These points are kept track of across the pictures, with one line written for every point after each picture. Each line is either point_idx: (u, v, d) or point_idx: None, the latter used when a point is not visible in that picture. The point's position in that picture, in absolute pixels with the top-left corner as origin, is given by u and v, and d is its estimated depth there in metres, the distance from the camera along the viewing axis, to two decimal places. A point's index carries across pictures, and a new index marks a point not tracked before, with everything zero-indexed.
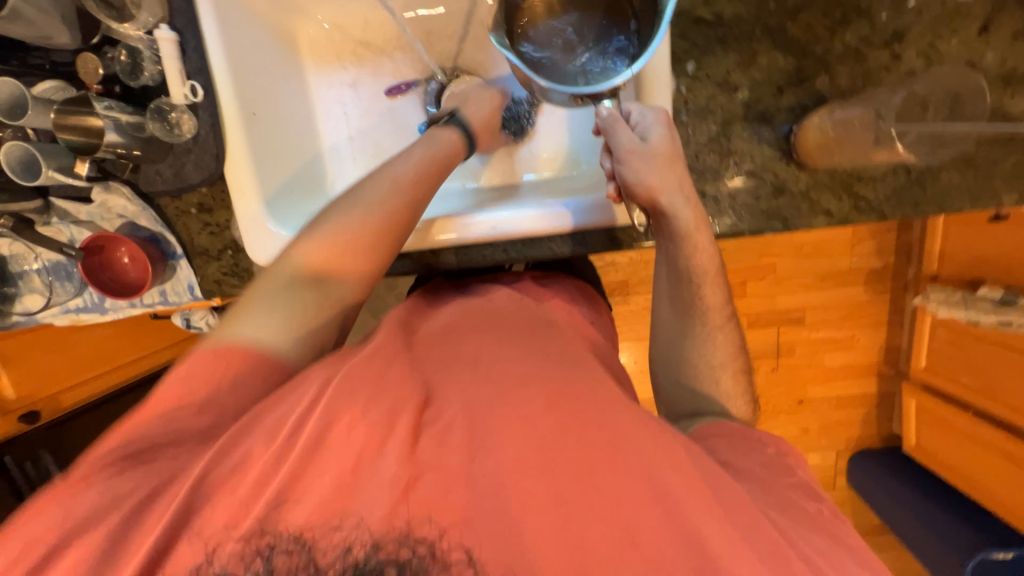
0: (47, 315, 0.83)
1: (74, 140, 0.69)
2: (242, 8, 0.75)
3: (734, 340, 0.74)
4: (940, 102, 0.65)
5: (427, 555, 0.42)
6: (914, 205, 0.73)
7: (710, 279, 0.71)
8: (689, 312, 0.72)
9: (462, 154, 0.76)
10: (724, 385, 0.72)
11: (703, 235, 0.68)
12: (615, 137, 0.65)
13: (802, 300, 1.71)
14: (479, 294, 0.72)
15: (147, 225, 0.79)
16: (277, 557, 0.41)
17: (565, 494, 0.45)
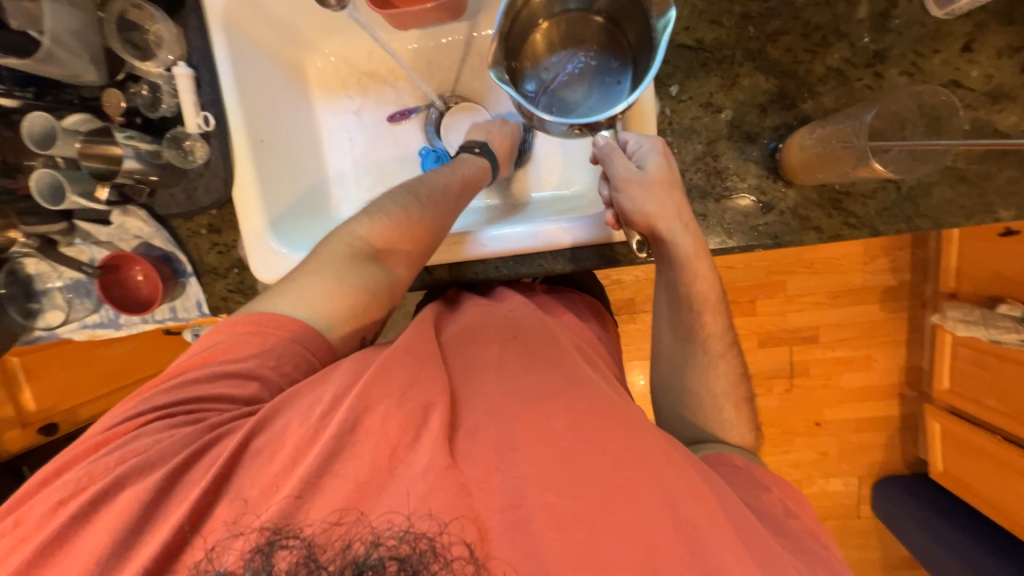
0: (65, 331, 0.87)
1: (98, 167, 0.75)
2: (255, 45, 0.81)
3: (736, 368, 0.74)
4: (916, 118, 0.64)
5: (426, 551, 0.45)
6: (907, 220, 0.72)
7: (711, 306, 0.72)
8: (690, 337, 0.73)
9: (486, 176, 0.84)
10: (727, 415, 0.72)
11: (703, 262, 0.69)
12: (613, 165, 0.67)
13: (813, 318, 1.68)
14: (483, 304, 0.77)
15: (161, 245, 0.83)
16: (277, 552, 0.45)
17: (552, 493, 0.49)
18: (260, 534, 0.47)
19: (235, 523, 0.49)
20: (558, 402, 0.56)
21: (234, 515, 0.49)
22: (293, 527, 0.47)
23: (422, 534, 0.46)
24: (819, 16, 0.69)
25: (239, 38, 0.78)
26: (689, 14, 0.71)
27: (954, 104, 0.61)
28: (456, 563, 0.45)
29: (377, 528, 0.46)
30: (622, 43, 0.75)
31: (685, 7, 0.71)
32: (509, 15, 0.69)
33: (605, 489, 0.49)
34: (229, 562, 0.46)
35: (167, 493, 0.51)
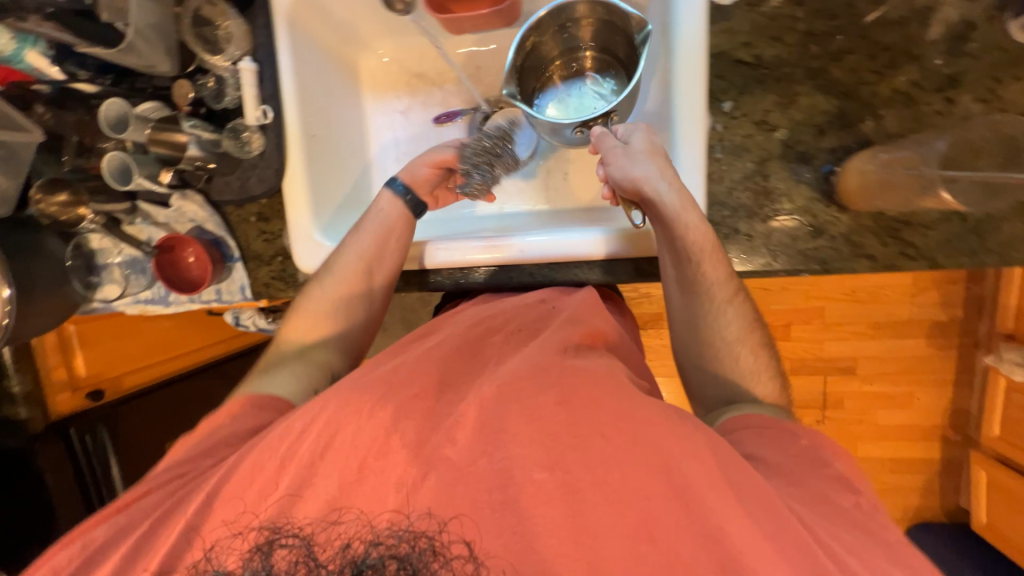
0: (121, 304, 0.93)
1: (162, 152, 0.79)
2: (314, 43, 0.84)
3: (747, 314, 0.71)
4: (995, 148, 0.60)
5: (426, 549, 0.47)
6: (971, 254, 0.68)
7: (710, 255, 0.68)
8: (696, 291, 0.70)
9: (405, 218, 0.84)
10: (751, 361, 0.70)
11: (694, 212, 0.66)
12: (603, 147, 0.69)
13: (851, 349, 1.60)
14: (505, 300, 0.78)
15: (212, 229, 0.87)
16: (275, 552, 0.47)
17: (570, 502, 0.49)
18: (259, 535, 0.49)
19: (235, 524, 0.52)
20: (545, 380, 0.55)
21: (234, 515, 0.52)
22: (291, 527, 0.49)
23: (422, 532, 0.48)
24: (888, 37, 0.67)
25: (301, 36, 0.81)
26: (749, 29, 0.69)
27: None
28: (455, 562, 0.47)
29: (376, 527, 0.48)
30: (619, 66, 0.82)
31: (746, 22, 0.69)
32: (521, 56, 0.78)
33: (591, 447, 0.50)
34: (229, 562, 0.49)
35: (193, 488, 0.57)
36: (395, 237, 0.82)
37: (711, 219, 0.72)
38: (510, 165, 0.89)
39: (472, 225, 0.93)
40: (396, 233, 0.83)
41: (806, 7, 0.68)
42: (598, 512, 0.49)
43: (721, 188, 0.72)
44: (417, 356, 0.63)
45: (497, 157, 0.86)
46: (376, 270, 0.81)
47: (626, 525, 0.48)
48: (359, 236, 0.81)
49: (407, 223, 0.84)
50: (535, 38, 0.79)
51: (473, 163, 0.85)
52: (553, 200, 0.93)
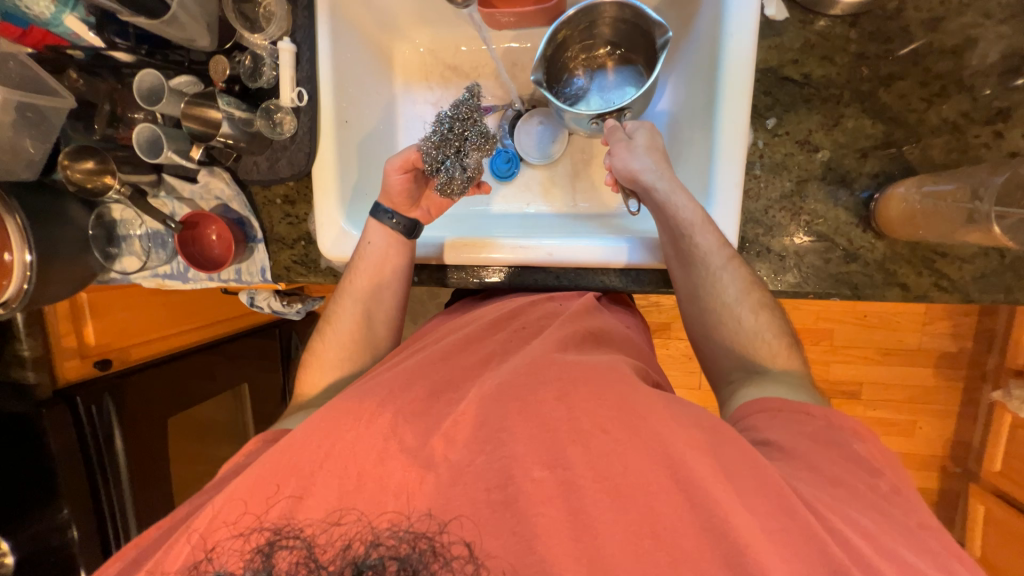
0: (139, 277, 0.93)
1: (194, 128, 0.78)
2: (353, 28, 0.84)
3: (750, 282, 0.69)
4: None
5: (426, 550, 0.45)
6: (1006, 291, 0.67)
7: (703, 228, 0.68)
8: (693, 263, 0.69)
9: (404, 248, 0.81)
10: (751, 320, 0.68)
11: (682, 193, 0.69)
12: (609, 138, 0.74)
13: (858, 373, 1.60)
14: (508, 302, 0.79)
15: (238, 209, 0.87)
16: (276, 554, 0.46)
17: (585, 512, 0.47)
18: (259, 536, 0.48)
19: (235, 524, 0.50)
20: (542, 375, 0.55)
21: (234, 516, 0.50)
22: (292, 528, 0.48)
23: (421, 534, 0.46)
24: (940, 65, 0.66)
25: (341, 20, 0.81)
26: (800, 46, 0.68)
27: None
28: (455, 562, 0.45)
29: (376, 528, 0.47)
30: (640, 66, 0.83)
31: (797, 39, 0.68)
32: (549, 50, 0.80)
33: (593, 444, 0.49)
34: (230, 563, 0.47)
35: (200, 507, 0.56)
36: (388, 273, 0.81)
37: (744, 235, 0.72)
38: (483, 146, 0.75)
39: (493, 220, 0.93)
40: (392, 265, 0.81)
41: (859, 28, 0.67)
42: (602, 509, 0.46)
43: (757, 205, 0.71)
44: (416, 359, 0.66)
45: (464, 141, 0.74)
46: (375, 311, 0.82)
47: (629, 521, 0.46)
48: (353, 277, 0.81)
49: (400, 256, 0.82)
50: (563, 34, 0.80)
51: (437, 155, 0.75)
52: (579, 203, 0.93)
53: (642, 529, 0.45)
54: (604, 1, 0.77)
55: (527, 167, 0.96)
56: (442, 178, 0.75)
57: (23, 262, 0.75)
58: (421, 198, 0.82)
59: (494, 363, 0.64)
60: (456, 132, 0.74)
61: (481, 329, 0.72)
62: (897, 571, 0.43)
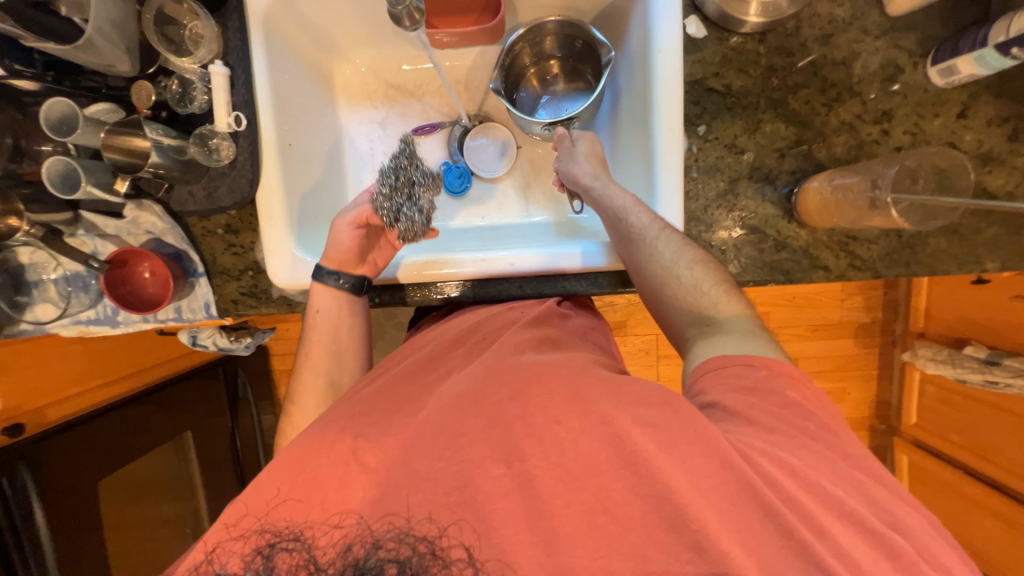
0: (55, 327, 0.83)
1: (117, 159, 0.71)
2: (291, 50, 0.81)
3: (691, 249, 0.70)
4: (930, 175, 0.69)
5: (426, 553, 0.44)
6: (906, 265, 0.78)
7: (633, 208, 0.72)
8: (630, 238, 0.71)
9: (355, 304, 0.81)
10: (689, 275, 0.69)
11: (614, 184, 0.75)
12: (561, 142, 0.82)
13: (794, 349, 1.76)
14: (470, 318, 0.78)
15: (173, 242, 0.81)
16: (276, 556, 0.44)
17: (549, 505, 0.48)
18: (262, 537, 0.48)
19: (236, 527, 0.51)
20: (498, 380, 0.57)
21: (235, 518, 0.51)
22: (293, 530, 0.48)
23: (422, 537, 0.45)
24: (835, 74, 0.75)
25: (278, 42, 0.78)
26: (719, 60, 0.76)
27: (964, 165, 0.67)
28: (456, 565, 0.44)
29: (376, 531, 0.46)
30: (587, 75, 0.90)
31: (716, 54, 0.76)
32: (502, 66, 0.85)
33: (547, 435, 0.51)
34: (230, 564, 0.46)
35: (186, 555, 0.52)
36: (346, 326, 0.81)
37: (689, 233, 0.78)
38: (430, 185, 0.83)
39: (454, 236, 0.93)
40: (346, 321, 0.81)
41: (767, 43, 0.75)
42: (555, 493, 0.48)
43: (696, 205, 0.77)
44: (377, 386, 0.66)
45: (413, 186, 0.80)
46: (339, 378, 0.80)
47: (581, 502, 0.48)
48: (308, 340, 0.80)
49: (354, 312, 0.82)
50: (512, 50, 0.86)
51: (391, 202, 0.78)
52: (533, 213, 0.95)
53: (593, 506, 0.48)
54: (548, 16, 0.83)
55: (480, 180, 0.97)
56: (404, 224, 0.78)
57: None
58: (371, 252, 0.81)
59: (456, 373, 0.64)
60: (403, 179, 0.80)
61: (445, 348, 0.71)
62: (830, 514, 0.48)
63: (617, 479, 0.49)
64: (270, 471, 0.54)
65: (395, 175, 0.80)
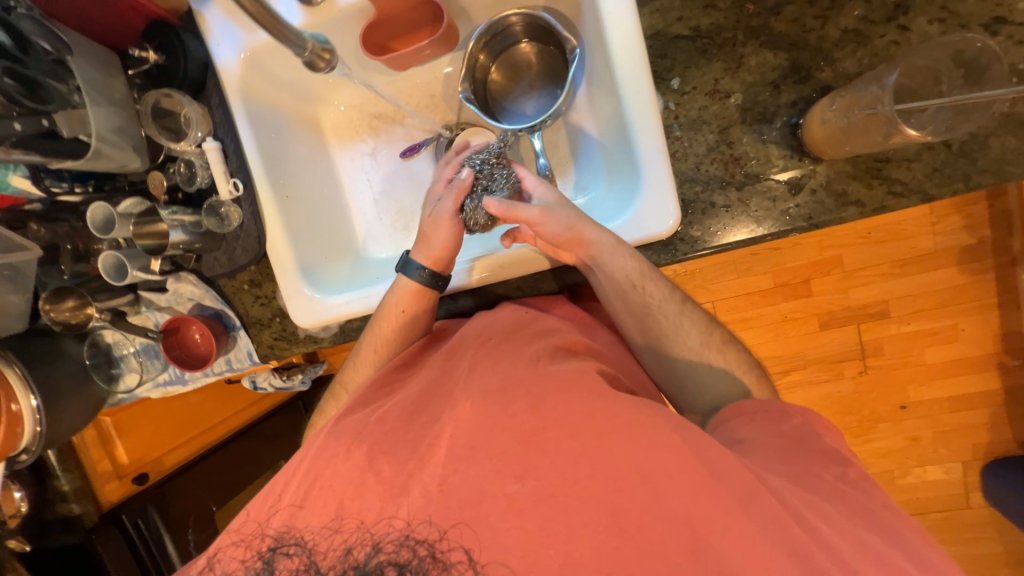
0: (143, 390, 1.00)
1: (149, 244, 0.82)
2: (271, 107, 0.87)
3: (701, 318, 0.74)
4: (953, 71, 0.57)
5: (426, 556, 0.50)
6: (964, 179, 0.64)
7: (648, 277, 0.71)
8: (647, 315, 0.73)
9: (425, 304, 0.79)
10: (695, 340, 0.72)
11: (624, 253, 0.70)
12: (522, 208, 0.69)
13: (878, 291, 1.56)
14: (476, 324, 0.75)
15: (211, 304, 0.91)
16: (278, 561, 0.54)
17: (550, 517, 0.49)
18: (263, 543, 0.56)
19: (239, 532, 0.59)
20: (515, 392, 0.56)
21: (237, 525, 0.60)
22: (293, 536, 0.55)
23: (422, 540, 0.51)
24: None
25: (257, 105, 0.84)
26: (679, 3, 0.68)
27: (996, 49, 0.54)
28: (456, 567, 0.50)
29: (376, 534, 0.52)
30: (563, 56, 0.86)
31: None
32: (468, 68, 0.85)
33: (540, 446, 0.52)
34: (231, 566, 0.57)
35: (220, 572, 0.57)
36: (415, 331, 0.81)
37: (685, 197, 0.71)
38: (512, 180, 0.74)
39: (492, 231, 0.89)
40: (416, 327, 0.80)
41: None
42: (550, 506, 0.50)
43: (687, 165, 0.70)
44: (397, 400, 0.65)
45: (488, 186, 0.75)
46: None
47: (576, 509, 0.49)
48: (378, 330, 0.79)
49: (422, 311, 0.80)
50: (483, 51, 0.86)
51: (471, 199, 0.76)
52: None
53: (591, 506, 0.49)
54: (508, 9, 0.82)
55: None
56: (478, 219, 0.76)
57: (31, 406, 0.82)
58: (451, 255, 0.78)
59: (468, 378, 0.62)
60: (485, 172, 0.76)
61: (455, 358, 0.69)
62: (856, 549, 0.47)
63: (605, 478, 0.50)
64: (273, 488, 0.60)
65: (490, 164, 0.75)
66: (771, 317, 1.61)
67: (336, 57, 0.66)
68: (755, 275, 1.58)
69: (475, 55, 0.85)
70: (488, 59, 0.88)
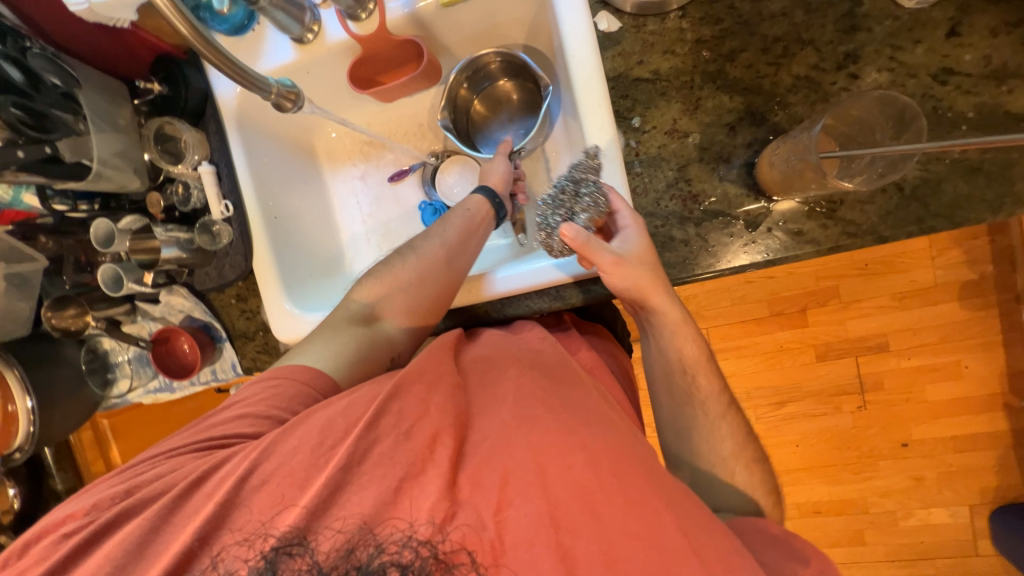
0: (134, 396, 1.02)
1: (143, 257, 0.86)
2: (266, 134, 0.93)
3: (740, 430, 0.71)
4: (885, 122, 0.61)
5: (429, 557, 0.47)
6: (918, 222, 0.65)
7: (702, 369, 0.72)
8: (686, 402, 0.71)
9: (488, 215, 0.82)
10: (714, 424, 0.70)
11: (689, 340, 0.72)
12: (597, 250, 0.66)
13: (876, 324, 1.53)
14: (511, 341, 0.73)
15: (200, 316, 0.95)
16: (280, 561, 0.48)
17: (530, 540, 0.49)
18: (265, 541, 0.50)
19: (241, 530, 0.52)
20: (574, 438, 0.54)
21: (240, 522, 0.53)
22: (297, 536, 0.49)
23: (425, 540, 0.48)
24: (776, 29, 0.67)
25: (252, 131, 0.90)
26: (640, 48, 0.71)
27: (919, 109, 0.57)
28: (459, 568, 0.48)
29: (382, 534, 0.49)
30: (539, 91, 0.91)
31: (635, 43, 0.72)
32: (450, 101, 0.90)
33: (507, 469, 0.53)
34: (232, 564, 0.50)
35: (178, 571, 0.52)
36: (474, 240, 0.80)
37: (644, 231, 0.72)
38: (600, 210, 0.69)
39: (511, 255, 0.89)
40: (474, 230, 0.80)
41: (689, 17, 0.70)
42: (518, 531, 0.50)
43: (647, 200, 0.72)
44: (444, 398, 0.59)
45: (577, 201, 0.69)
46: (427, 286, 0.77)
47: (542, 537, 0.49)
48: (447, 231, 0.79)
49: (482, 226, 0.82)
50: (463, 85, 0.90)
51: (547, 215, 0.72)
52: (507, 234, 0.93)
53: (544, 521, 0.50)
54: (485, 49, 0.87)
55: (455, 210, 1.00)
56: (557, 243, 0.72)
57: (26, 409, 0.90)
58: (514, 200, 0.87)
59: (516, 402, 0.59)
60: (571, 189, 0.70)
61: (495, 372, 0.65)
62: None
63: (550, 496, 0.51)
64: (230, 478, 0.55)
65: (585, 178, 0.69)
66: (766, 346, 1.58)
67: (302, 98, 0.74)
68: (749, 303, 1.58)
69: (455, 87, 0.89)
70: (469, 93, 0.92)
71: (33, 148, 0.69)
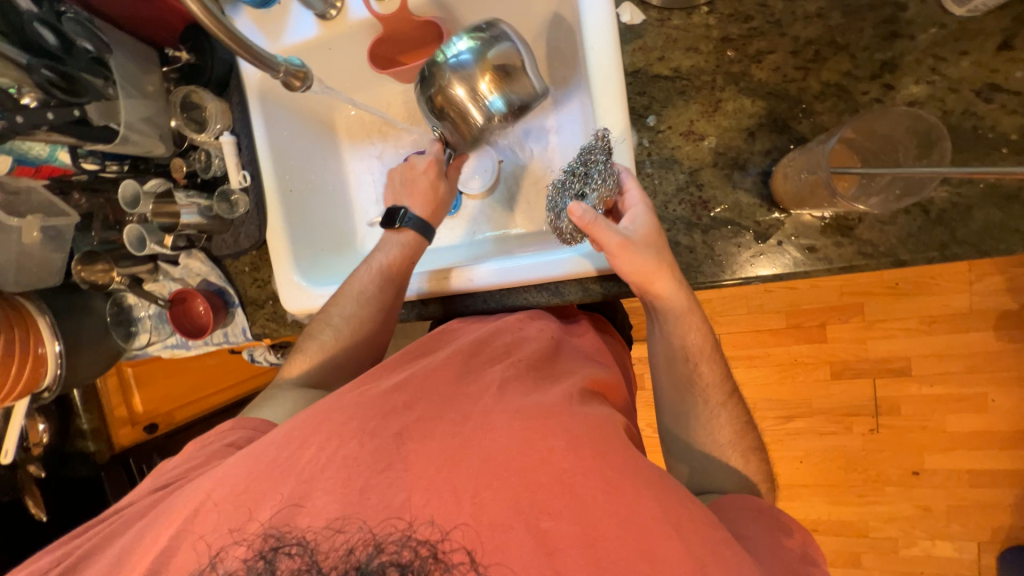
0: (155, 348, 1.11)
1: (165, 221, 0.90)
2: (288, 108, 0.94)
3: (739, 416, 0.70)
4: (908, 139, 0.58)
5: (427, 556, 0.48)
6: (941, 248, 0.61)
7: (706, 357, 0.70)
8: (685, 388, 0.71)
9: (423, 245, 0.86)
10: (711, 410, 0.70)
11: (695, 330, 0.69)
12: (604, 233, 0.62)
13: (899, 347, 1.47)
14: (513, 329, 0.73)
15: (216, 280, 0.99)
16: (280, 561, 0.49)
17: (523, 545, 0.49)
18: (264, 540, 0.51)
19: (240, 530, 0.52)
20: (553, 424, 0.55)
21: (239, 522, 0.53)
22: (293, 534, 0.51)
23: (423, 540, 0.49)
24: (808, 31, 0.64)
25: (275, 105, 0.92)
26: (662, 43, 0.69)
27: (944, 126, 0.54)
28: (457, 568, 0.48)
29: (379, 533, 0.49)
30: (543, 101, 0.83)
31: (658, 37, 0.69)
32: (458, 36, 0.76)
33: (501, 469, 0.52)
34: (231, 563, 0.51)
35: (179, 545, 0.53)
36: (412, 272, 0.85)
37: None
38: (610, 186, 0.66)
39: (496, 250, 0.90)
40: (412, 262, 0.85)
41: (717, 13, 0.66)
42: (511, 534, 0.49)
43: (655, 203, 0.70)
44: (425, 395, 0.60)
45: (587, 180, 0.68)
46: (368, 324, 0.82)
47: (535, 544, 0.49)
48: (377, 268, 0.83)
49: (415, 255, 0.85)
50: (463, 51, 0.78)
51: (558, 199, 0.72)
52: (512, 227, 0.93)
53: (534, 530, 0.49)
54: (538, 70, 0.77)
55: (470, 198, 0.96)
56: (565, 225, 0.72)
57: (54, 351, 0.94)
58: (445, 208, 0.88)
59: (498, 395, 0.59)
60: (582, 168, 0.69)
61: (482, 361, 0.66)
62: None
63: (533, 498, 0.51)
64: (229, 471, 0.56)
65: (594, 156, 0.68)
66: (780, 358, 1.54)
67: (310, 76, 0.75)
68: (765, 313, 1.53)
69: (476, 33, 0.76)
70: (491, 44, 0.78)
71: (59, 111, 0.70)
